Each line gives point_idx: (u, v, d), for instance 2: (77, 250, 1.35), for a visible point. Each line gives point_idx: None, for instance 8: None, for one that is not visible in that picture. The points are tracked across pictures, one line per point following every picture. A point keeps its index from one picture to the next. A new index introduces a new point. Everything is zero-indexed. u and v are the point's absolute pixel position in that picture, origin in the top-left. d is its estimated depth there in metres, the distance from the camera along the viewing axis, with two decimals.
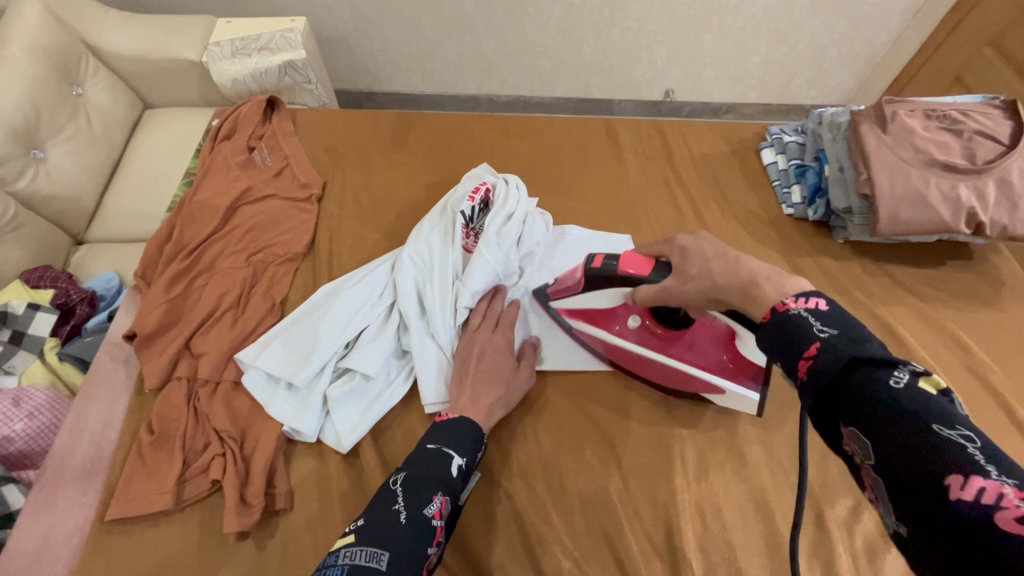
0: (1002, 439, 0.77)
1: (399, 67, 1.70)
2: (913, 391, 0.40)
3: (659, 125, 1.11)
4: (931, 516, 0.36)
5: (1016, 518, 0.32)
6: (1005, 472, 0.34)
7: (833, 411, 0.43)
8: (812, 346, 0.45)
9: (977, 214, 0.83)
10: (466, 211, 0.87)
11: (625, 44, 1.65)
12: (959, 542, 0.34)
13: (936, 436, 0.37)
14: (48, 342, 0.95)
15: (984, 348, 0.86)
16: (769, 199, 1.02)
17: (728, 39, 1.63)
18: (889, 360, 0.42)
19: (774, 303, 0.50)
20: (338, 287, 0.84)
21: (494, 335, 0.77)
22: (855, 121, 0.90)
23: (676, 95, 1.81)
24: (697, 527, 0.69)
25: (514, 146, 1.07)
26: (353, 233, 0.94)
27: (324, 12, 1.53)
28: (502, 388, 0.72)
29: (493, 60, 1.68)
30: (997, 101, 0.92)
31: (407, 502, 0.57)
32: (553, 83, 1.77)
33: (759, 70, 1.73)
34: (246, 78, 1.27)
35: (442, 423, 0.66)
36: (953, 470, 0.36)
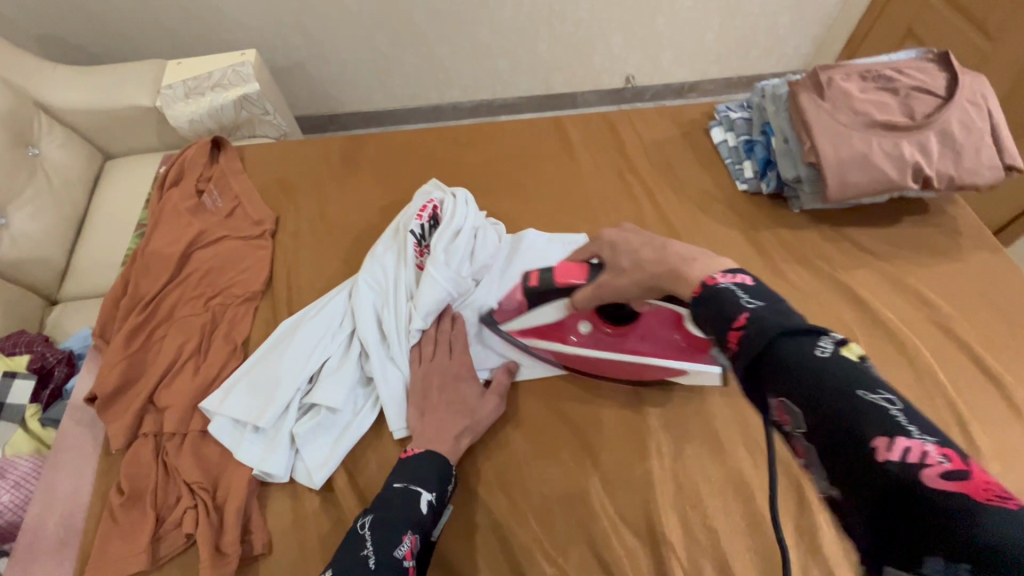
0: (971, 388, 0.78)
1: (358, 86, 1.69)
2: (838, 358, 0.38)
3: (610, 115, 1.11)
4: (860, 476, 0.34)
5: (939, 474, 0.31)
6: (924, 429, 0.34)
7: (761, 381, 0.41)
8: (740, 317, 0.43)
9: (922, 168, 0.83)
10: (417, 230, 0.86)
11: (579, 37, 1.65)
12: (886, 501, 0.33)
13: (862, 399, 0.36)
14: (29, 409, 0.90)
15: (950, 300, 0.86)
16: (723, 177, 1.02)
17: (681, 18, 1.64)
18: (812, 330, 0.40)
19: (705, 278, 0.49)
20: (298, 321, 0.83)
21: (452, 360, 0.77)
22: (794, 91, 0.89)
23: (637, 80, 1.82)
24: (679, 516, 0.69)
25: (467, 156, 1.06)
26: (311, 265, 0.93)
27: (274, 41, 1.52)
28: (467, 413, 0.72)
29: (451, 68, 1.68)
30: (930, 53, 0.92)
31: (376, 545, 0.57)
32: (514, 84, 1.77)
33: (715, 46, 1.74)
34: (203, 118, 1.26)
35: (408, 459, 0.66)
36: (878, 431, 0.34)
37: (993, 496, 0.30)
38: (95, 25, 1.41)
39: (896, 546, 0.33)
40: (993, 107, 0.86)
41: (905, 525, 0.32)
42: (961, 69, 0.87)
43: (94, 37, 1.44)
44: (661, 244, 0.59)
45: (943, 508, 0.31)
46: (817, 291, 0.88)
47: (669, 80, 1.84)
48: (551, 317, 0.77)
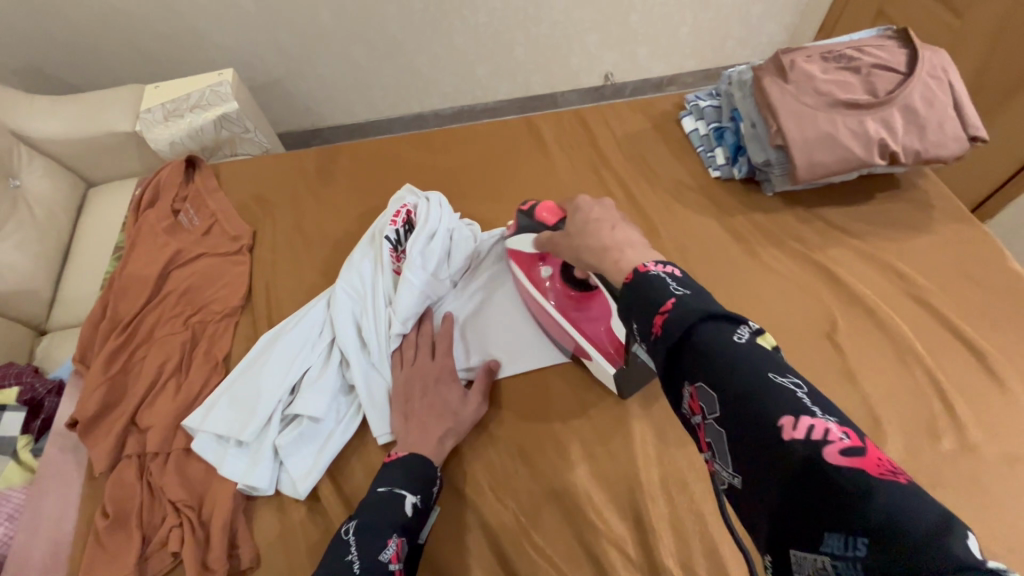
0: (953, 360, 0.78)
1: (337, 99, 1.69)
2: (752, 345, 0.40)
3: (582, 112, 1.12)
4: (769, 455, 0.35)
5: (840, 450, 0.33)
6: (826, 411, 0.36)
7: (683, 367, 0.42)
8: (667, 302, 0.44)
9: (889, 144, 0.84)
10: (392, 235, 0.87)
11: (556, 38, 1.66)
12: (791, 479, 0.34)
13: (772, 382, 0.38)
14: (20, 441, 0.82)
15: (927, 274, 0.87)
16: (696, 166, 1.02)
17: (655, 13, 1.65)
18: (732, 317, 0.42)
19: (637, 265, 0.49)
20: (278, 333, 0.83)
21: (434, 363, 0.77)
22: (757, 76, 0.90)
23: (616, 77, 1.83)
24: (666, 505, 0.69)
25: (443, 161, 1.07)
26: (290, 278, 0.93)
27: (251, 60, 1.53)
28: (450, 415, 0.72)
29: (429, 76, 1.69)
30: (890, 31, 0.93)
31: (361, 550, 0.57)
32: (494, 88, 1.78)
33: (691, 39, 1.75)
34: (183, 139, 1.27)
35: (392, 463, 0.66)
36: (784, 410, 0.36)
37: (885, 471, 0.32)
38: (69, 52, 1.42)
39: (799, 528, 0.34)
40: (954, 80, 0.87)
41: (808, 503, 0.33)
42: (920, 44, 0.87)
43: (70, 66, 1.44)
44: (609, 224, 0.58)
45: (841, 482, 0.32)
46: (795, 273, 0.88)
47: (647, 75, 1.85)
48: (526, 249, 0.79)
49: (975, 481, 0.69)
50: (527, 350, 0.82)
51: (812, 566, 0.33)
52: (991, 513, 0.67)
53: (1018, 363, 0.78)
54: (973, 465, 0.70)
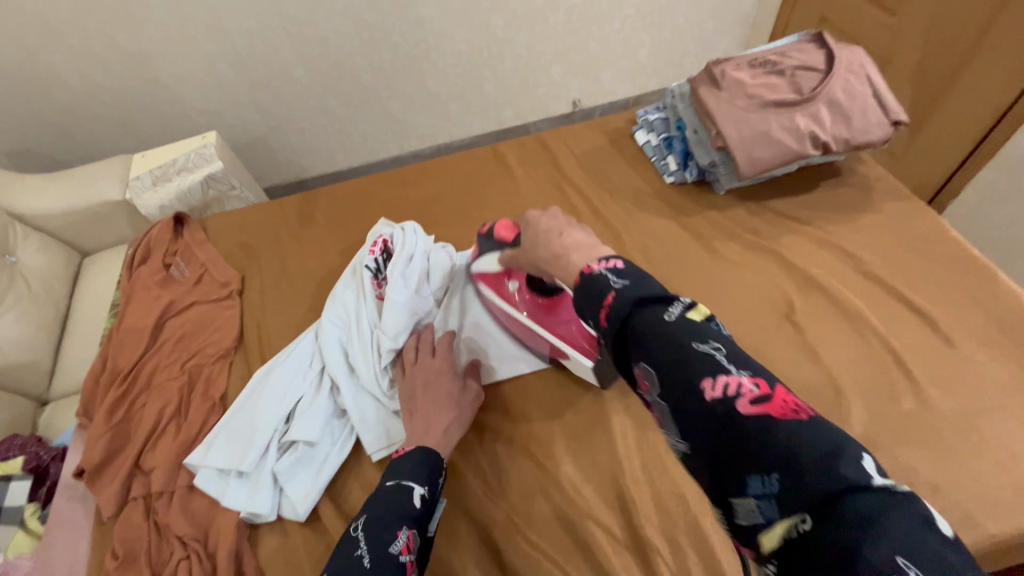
0: (906, 326, 0.83)
1: (320, 149, 1.78)
2: (682, 320, 0.44)
3: (542, 136, 1.20)
4: (695, 417, 0.40)
5: (749, 401, 0.38)
6: (742, 367, 0.41)
7: (627, 350, 0.46)
8: (608, 295, 0.48)
9: (819, 136, 0.91)
10: (372, 264, 0.92)
11: (522, 72, 1.77)
12: (715, 436, 0.39)
13: (696, 349, 0.42)
14: (27, 509, 0.84)
15: (873, 249, 0.93)
16: (652, 174, 1.09)
17: (612, 41, 1.77)
18: (665, 298, 0.47)
19: (583, 268, 0.54)
20: (271, 366, 0.88)
21: (434, 360, 0.80)
22: (694, 87, 0.99)
23: (583, 102, 1.93)
24: (647, 488, 0.73)
25: (417, 193, 1.13)
26: (279, 316, 0.98)
27: (236, 122, 1.62)
28: (454, 409, 0.75)
29: (405, 119, 1.78)
30: (808, 35, 1.01)
31: (370, 545, 0.56)
32: (468, 124, 1.87)
33: (649, 61, 1.87)
34: (172, 203, 1.34)
35: (398, 460, 0.67)
36: (705, 374, 0.41)
37: (789, 411, 0.38)
38: (62, 132, 1.50)
39: (729, 478, 0.38)
40: (871, 73, 0.95)
41: (731, 452, 0.38)
42: (835, 45, 0.96)
43: (62, 143, 1.52)
44: (558, 232, 0.66)
45: (754, 428, 0.37)
46: (751, 262, 0.94)
47: (613, 98, 1.96)
48: (493, 268, 0.84)
49: (939, 436, 0.73)
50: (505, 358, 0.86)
51: (743, 510, 0.37)
52: (955, 464, 0.71)
53: (967, 323, 0.83)
54: (933, 422, 0.74)
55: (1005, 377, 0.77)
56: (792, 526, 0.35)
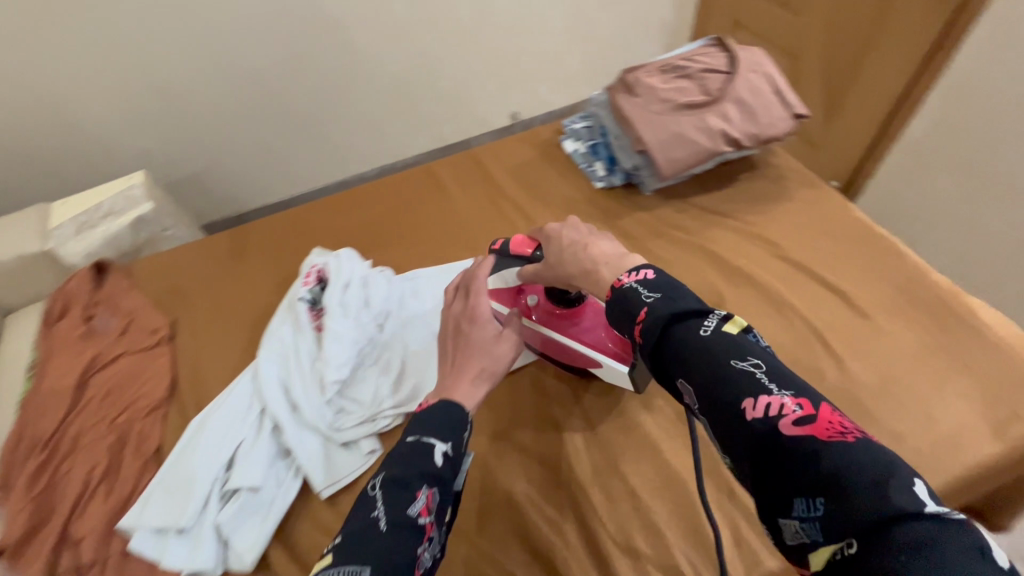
0: (827, 305, 0.88)
1: (259, 181, 1.72)
2: (718, 334, 0.46)
3: (474, 153, 1.21)
4: (737, 436, 0.42)
5: (792, 422, 0.40)
6: (783, 386, 0.42)
7: (664, 366, 0.48)
8: (641, 311, 0.50)
9: (730, 133, 0.96)
10: (307, 296, 0.91)
11: (459, 89, 1.78)
12: (757, 454, 0.41)
13: (734, 367, 0.44)
14: None
15: (791, 235, 0.98)
16: (582, 180, 1.12)
17: (544, 55, 1.82)
18: (700, 311, 0.48)
19: (614, 282, 0.56)
20: (209, 412, 0.84)
21: (472, 300, 0.70)
22: (611, 96, 1.03)
23: (522, 115, 1.96)
24: (599, 490, 0.74)
25: (352, 219, 1.12)
26: (215, 359, 0.95)
27: (165, 157, 1.54)
28: (488, 358, 0.66)
29: (345, 143, 1.75)
30: (711, 40, 1.07)
31: (387, 506, 0.50)
32: (410, 143, 1.85)
33: (581, 70, 1.93)
34: (101, 249, 1.27)
35: (421, 413, 0.59)
36: (745, 393, 0.42)
37: (835, 434, 0.38)
38: None
39: (775, 499, 0.40)
40: (770, 71, 1.01)
41: (774, 474, 0.40)
42: (736, 48, 1.02)
43: None
44: (582, 245, 0.67)
45: (797, 450, 0.39)
46: (681, 258, 0.97)
47: (551, 108, 2.00)
48: (507, 284, 0.81)
49: (864, 406, 0.77)
50: None
51: (788, 531, 0.39)
52: (880, 430, 0.75)
53: (879, 296, 0.88)
54: (854, 394, 0.79)
55: (915, 344, 0.83)
56: (838, 550, 0.36)
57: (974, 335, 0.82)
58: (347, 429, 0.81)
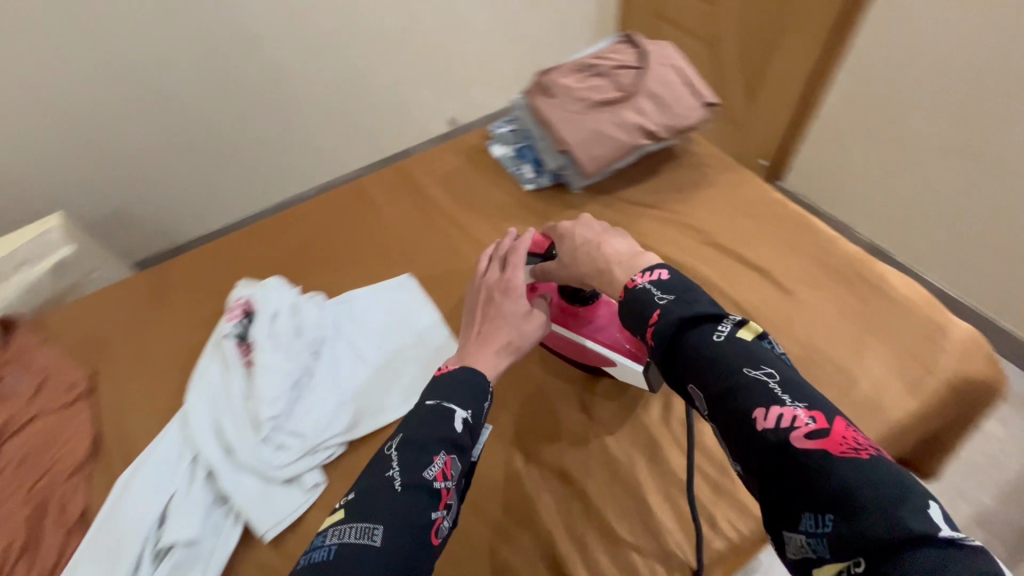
0: (753, 284, 0.91)
1: (193, 213, 1.67)
2: (730, 340, 0.53)
3: (402, 165, 1.19)
4: (749, 442, 0.48)
5: (803, 435, 0.45)
6: (796, 398, 0.48)
7: (678, 372, 0.56)
8: (654, 314, 0.59)
9: (646, 127, 0.99)
10: (234, 331, 0.87)
11: (392, 100, 1.75)
12: (769, 463, 0.47)
13: (747, 375, 0.51)
14: None
15: (715, 220, 1.01)
16: (511, 184, 1.12)
17: (474, 59, 1.82)
18: (714, 318, 0.56)
19: (627, 282, 0.65)
20: (136, 466, 0.80)
21: (505, 277, 0.77)
22: (528, 100, 1.04)
23: (460, 120, 1.95)
24: (548, 493, 0.75)
25: (279, 245, 1.08)
26: (141, 407, 0.89)
27: (84, 202, 1.49)
28: (513, 331, 0.72)
29: (280, 165, 1.70)
30: (621, 37, 1.10)
31: (404, 469, 0.57)
32: (346, 160, 1.81)
33: (514, 71, 1.93)
34: (18, 299, 1.16)
35: (443, 377, 0.67)
36: (760, 404, 0.49)
37: (845, 449, 0.44)
38: None
39: (785, 510, 0.46)
40: (679, 63, 1.04)
41: (784, 484, 0.46)
42: (645, 43, 1.05)
43: None
44: (596, 244, 0.75)
45: (807, 460, 0.44)
46: None
47: (489, 111, 1.99)
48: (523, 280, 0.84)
49: None
50: (393, 400, 0.85)
51: (796, 541, 0.45)
52: None
53: (799, 271, 0.92)
54: None
55: (835, 313, 0.87)
56: (844, 566, 0.41)
57: (887, 297, 0.87)
58: (287, 466, 0.78)
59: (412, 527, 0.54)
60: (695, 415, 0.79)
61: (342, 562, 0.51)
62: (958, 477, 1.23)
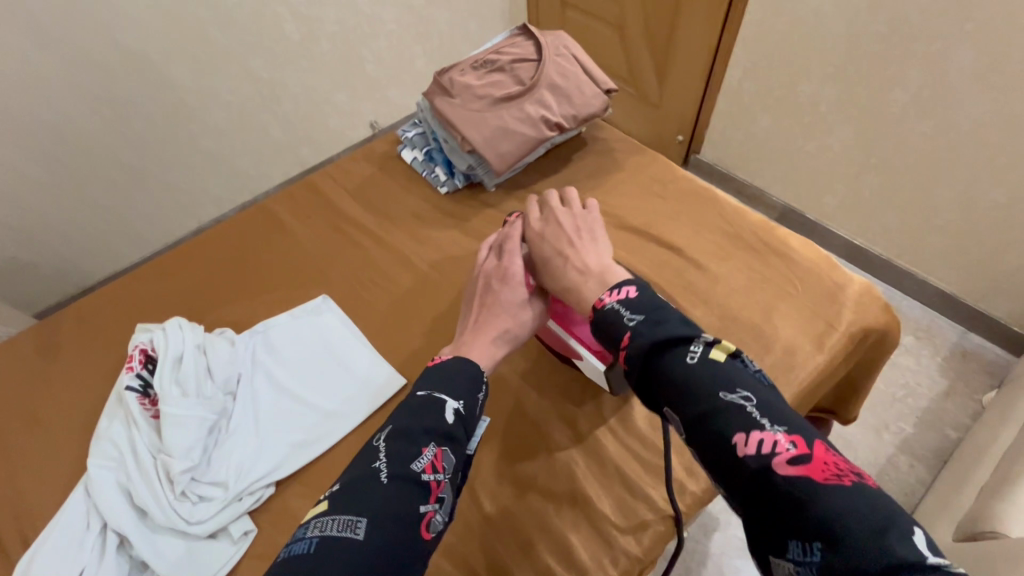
0: (673, 265, 0.93)
1: (93, 251, 1.53)
2: (702, 362, 0.55)
3: (312, 180, 1.13)
4: (731, 469, 0.49)
5: (786, 460, 0.46)
6: (775, 422, 0.49)
7: (655, 398, 0.57)
8: (625, 337, 0.60)
9: (550, 118, 0.98)
10: (135, 383, 0.79)
11: (304, 109, 1.67)
12: (751, 488, 0.48)
13: (725, 399, 0.52)
14: None
15: (630, 206, 1.03)
16: (427, 189, 1.10)
17: (387, 59, 1.75)
18: (687, 339, 0.57)
19: (596, 300, 0.66)
20: (36, 546, 0.72)
21: (503, 264, 0.78)
22: (429, 100, 1.01)
23: (381, 123, 1.88)
24: (492, 504, 0.74)
25: (182, 281, 1.01)
26: (39, 480, 0.81)
27: None
28: (508, 320, 0.73)
29: (189, 190, 1.59)
30: (516, 30, 1.09)
31: (391, 462, 0.56)
32: (262, 177, 1.71)
33: (430, 68, 1.88)
34: None
35: (436, 366, 0.66)
36: (741, 429, 0.49)
37: (829, 475, 0.45)
38: None
39: (770, 538, 0.46)
40: (576, 52, 1.05)
41: (767, 511, 0.46)
42: (540, 34, 1.04)
43: None
44: (565, 251, 0.75)
45: (791, 487, 0.45)
46: None
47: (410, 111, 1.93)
48: None
49: None
50: (320, 432, 0.82)
51: (783, 569, 0.45)
52: None
53: (714, 246, 0.95)
54: None
55: (750, 284, 0.90)
56: None
57: (796, 263, 0.92)
58: (209, 520, 0.73)
59: (395, 523, 0.52)
60: (629, 403, 0.80)
61: (323, 554, 0.48)
62: (881, 413, 1.32)
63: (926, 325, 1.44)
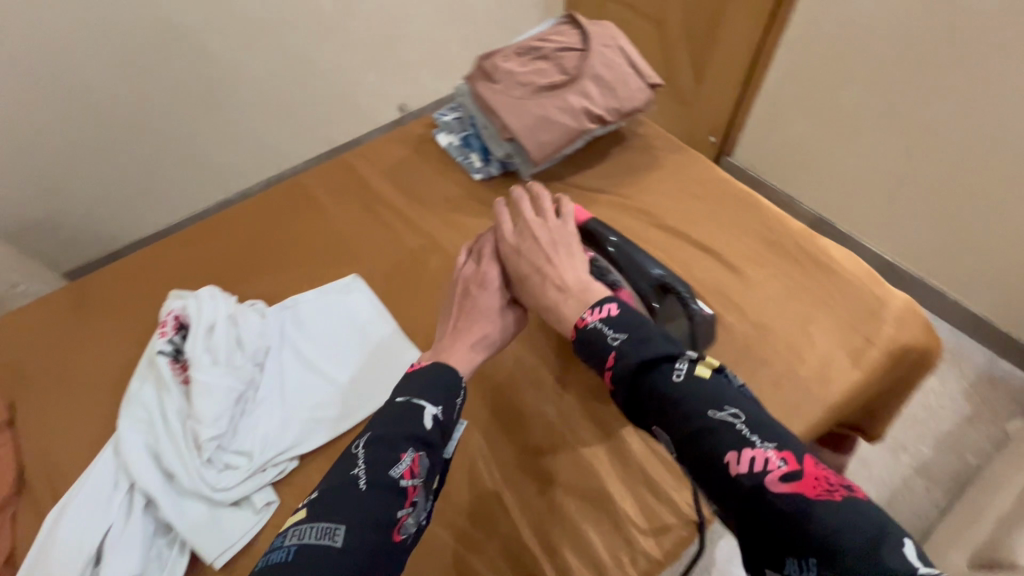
0: (706, 267, 0.92)
1: (122, 215, 1.55)
2: (688, 380, 0.55)
3: (346, 159, 1.13)
4: (723, 488, 0.49)
5: (776, 477, 0.46)
6: (764, 437, 0.49)
7: (644, 416, 0.57)
8: (610, 356, 0.60)
9: (592, 110, 0.97)
10: (166, 347, 0.81)
11: (336, 88, 1.67)
12: (745, 507, 0.47)
13: (712, 417, 0.52)
14: None
15: (666, 205, 1.01)
16: (460, 175, 1.09)
17: (421, 41, 1.74)
18: (671, 356, 0.57)
19: (579, 320, 0.66)
20: (66, 500, 0.74)
21: (481, 271, 0.79)
22: (470, 85, 1.01)
23: (411, 107, 1.87)
24: (510, 495, 0.74)
25: (215, 251, 1.01)
26: (70, 435, 0.83)
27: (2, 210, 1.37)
28: (489, 324, 0.74)
29: (219, 162, 1.60)
30: (562, 18, 1.07)
31: (369, 469, 0.56)
32: (291, 153, 1.72)
33: (464, 53, 1.86)
34: None
35: (417, 371, 0.66)
36: (730, 447, 0.49)
37: (820, 491, 0.45)
38: None
39: (768, 555, 0.46)
40: (623, 44, 1.02)
41: (762, 529, 0.46)
42: (586, 22, 1.02)
43: None
44: (548, 264, 0.76)
45: (786, 505, 0.45)
46: None
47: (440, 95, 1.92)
48: None
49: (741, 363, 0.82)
50: (345, 409, 0.82)
51: None
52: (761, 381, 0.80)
53: (749, 251, 0.93)
54: (732, 347, 0.83)
55: (785, 293, 0.88)
56: None
57: (833, 274, 0.89)
58: (233, 487, 0.74)
59: (373, 528, 0.53)
60: None
61: (302, 562, 0.50)
62: (903, 433, 1.29)
63: (956, 347, 1.40)
